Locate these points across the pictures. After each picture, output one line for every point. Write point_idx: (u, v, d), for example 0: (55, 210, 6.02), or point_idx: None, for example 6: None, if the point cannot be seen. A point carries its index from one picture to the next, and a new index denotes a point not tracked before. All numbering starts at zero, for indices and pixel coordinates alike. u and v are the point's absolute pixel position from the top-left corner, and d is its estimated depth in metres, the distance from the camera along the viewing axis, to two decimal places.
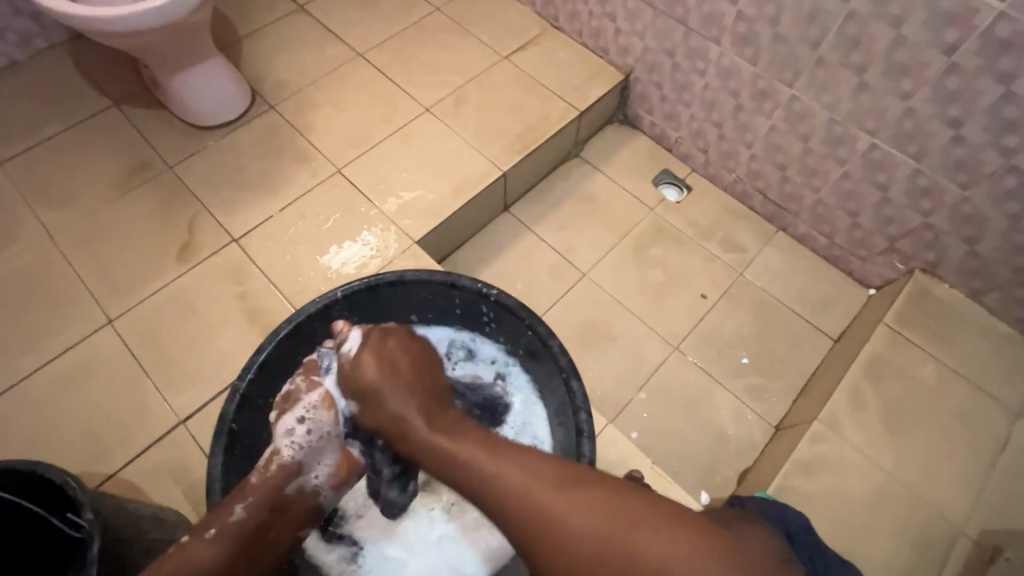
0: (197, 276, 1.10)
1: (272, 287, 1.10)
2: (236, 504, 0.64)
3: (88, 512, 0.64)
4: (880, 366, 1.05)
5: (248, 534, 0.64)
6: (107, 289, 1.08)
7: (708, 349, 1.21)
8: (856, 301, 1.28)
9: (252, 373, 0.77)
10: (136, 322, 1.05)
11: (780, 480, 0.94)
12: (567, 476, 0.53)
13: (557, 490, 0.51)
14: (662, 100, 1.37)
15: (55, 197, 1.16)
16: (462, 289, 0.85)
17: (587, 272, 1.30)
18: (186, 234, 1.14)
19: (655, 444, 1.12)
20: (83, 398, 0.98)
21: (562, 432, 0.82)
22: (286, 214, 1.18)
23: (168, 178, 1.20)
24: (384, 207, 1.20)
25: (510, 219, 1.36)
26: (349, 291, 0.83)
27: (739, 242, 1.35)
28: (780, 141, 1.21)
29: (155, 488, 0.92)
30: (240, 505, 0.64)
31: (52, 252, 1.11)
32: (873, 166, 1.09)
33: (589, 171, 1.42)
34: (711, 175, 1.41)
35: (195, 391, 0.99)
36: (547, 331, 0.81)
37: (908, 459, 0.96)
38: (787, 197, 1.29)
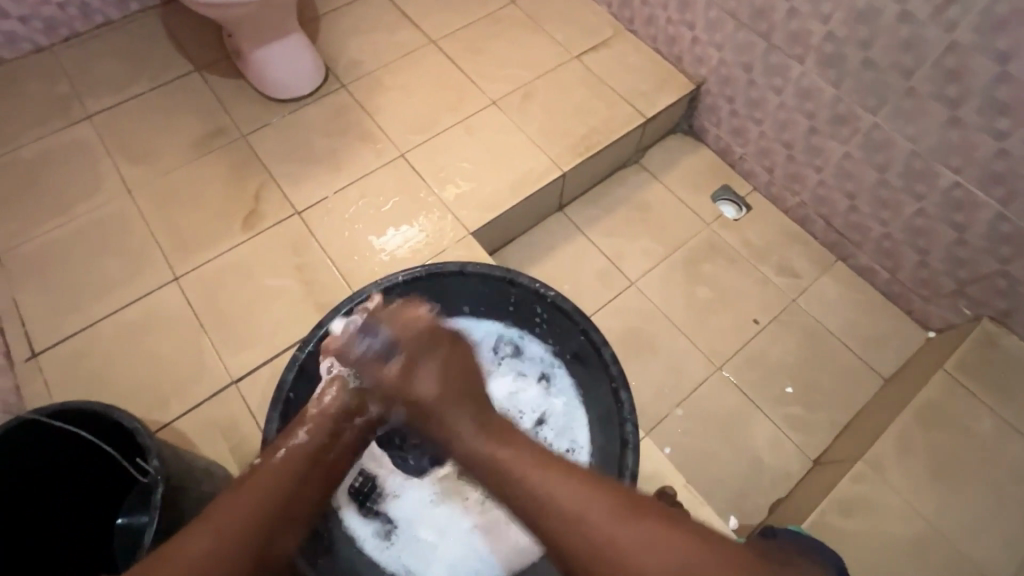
0: (259, 243, 1.14)
1: (328, 262, 1.13)
2: (299, 430, 0.68)
3: (155, 459, 0.68)
4: (935, 413, 1.01)
5: (312, 450, 0.66)
6: (176, 246, 1.13)
7: (750, 373, 1.19)
8: (913, 341, 1.23)
9: (313, 345, 0.81)
10: (200, 281, 1.10)
11: (815, 515, 0.92)
12: (624, 514, 0.53)
13: (619, 527, 0.52)
14: (731, 115, 1.34)
15: (136, 155, 1.22)
16: (519, 288, 0.86)
17: (635, 281, 1.29)
18: (253, 202, 1.18)
19: (686, 462, 1.11)
20: (145, 347, 1.03)
21: (604, 439, 0.82)
22: (347, 192, 1.20)
23: (240, 146, 1.24)
24: (442, 195, 1.21)
25: (562, 219, 1.35)
26: (410, 277, 0.86)
27: (795, 268, 1.31)
28: (853, 169, 1.17)
29: (203, 441, 0.96)
30: (302, 430, 0.69)
31: (128, 206, 1.16)
32: (952, 205, 1.05)
33: (647, 178, 1.41)
34: (773, 196, 1.37)
35: (248, 354, 1.03)
36: (601, 339, 0.81)
37: (955, 512, 0.92)
38: (852, 227, 1.25)
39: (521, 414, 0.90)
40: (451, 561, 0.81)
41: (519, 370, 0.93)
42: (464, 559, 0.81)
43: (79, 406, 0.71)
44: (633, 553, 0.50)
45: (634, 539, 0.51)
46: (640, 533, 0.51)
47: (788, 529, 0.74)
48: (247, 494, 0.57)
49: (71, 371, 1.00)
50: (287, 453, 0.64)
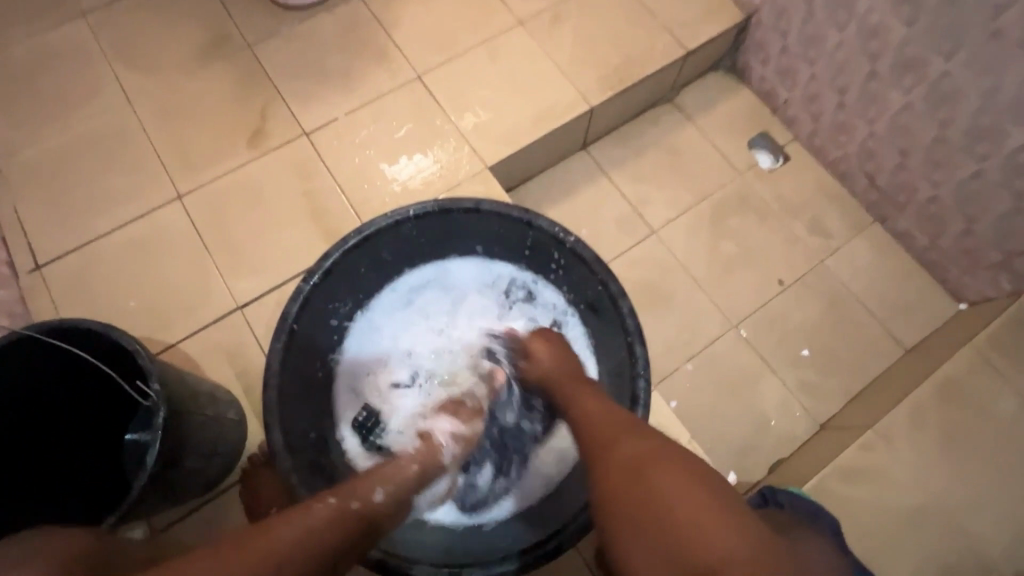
0: (264, 165, 1.08)
1: (336, 188, 1.08)
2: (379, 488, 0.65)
3: (156, 383, 0.66)
4: (955, 389, 0.97)
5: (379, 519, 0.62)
6: (180, 163, 1.08)
7: (767, 333, 1.16)
8: (940, 312, 1.18)
9: (318, 278, 0.75)
10: (204, 202, 1.05)
11: (817, 480, 0.91)
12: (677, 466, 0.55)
13: (669, 468, 0.55)
14: (782, 53, 1.21)
15: (135, 60, 1.14)
16: (537, 231, 0.80)
17: (656, 230, 1.23)
18: (259, 120, 1.11)
19: (691, 416, 1.10)
20: (149, 266, 1.01)
21: (613, 392, 0.79)
22: (359, 115, 1.13)
23: (246, 56, 1.15)
24: (459, 124, 1.13)
25: (586, 159, 1.27)
26: (422, 212, 0.79)
27: (828, 227, 1.24)
28: (910, 123, 1.07)
29: (208, 363, 0.95)
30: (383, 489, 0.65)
31: (130, 117, 1.10)
32: (1014, 171, 0.96)
33: (680, 120, 1.30)
34: (814, 148, 1.27)
35: (253, 279, 1.01)
36: (619, 291, 0.76)
37: (958, 487, 0.92)
38: (896, 187, 1.16)
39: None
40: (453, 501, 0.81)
41: (529, 318, 0.89)
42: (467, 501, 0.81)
43: (71, 324, 0.68)
44: (673, 487, 0.53)
45: (682, 482, 0.53)
46: (685, 480, 0.53)
47: (791, 493, 0.87)
48: (311, 540, 0.53)
49: (75, 285, 0.99)
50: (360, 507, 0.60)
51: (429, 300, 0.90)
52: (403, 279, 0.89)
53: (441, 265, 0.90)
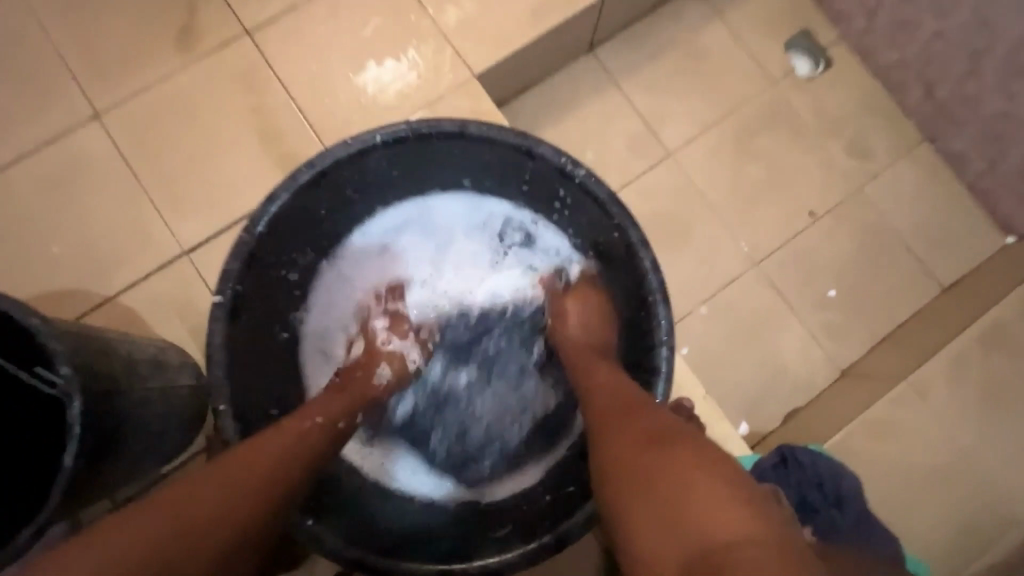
0: (200, 74, 0.88)
1: (291, 103, 0.88)
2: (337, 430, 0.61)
3: (65, 366, 0.52)
4: (1002, 337, 0.88)
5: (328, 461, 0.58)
6: (93, 70, 0.87)
7: (792, 271, 1.03)
8: (987, 246, 1.05)
9: (263, 227, 0.59)
10: (130, 122, 0.86)
11: (839, 437, 0.85)
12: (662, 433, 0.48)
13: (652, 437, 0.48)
14: None
15: None
16: (538, 162, 0.63)
17: (674, 152, 1.06)
18: (188, 13, 0.89)
19: (704, 364, 1.00)
20: (70, 202, 0.84)
21: (628, 357, 0.66)
22: (314, 7, 0.90)
23: None
24: (440, 18, 0.91)
25: (593, 64, 1.07)
26: (392, 138, 0.62)
27: (870, 147, 1.07)
28: (994, 16, 0.88)
29: (154, 319, 0.82)
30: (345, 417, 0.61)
31: (21, 8, 0.87)
32: None
33: (708, 14, 1.08)
34: (865, 50, 1.07)
35: (199, 218, 0.85)
36: (640, 239, 0.60)
37: (989, 440, 0.86)
38: (960, 100, 0.99)
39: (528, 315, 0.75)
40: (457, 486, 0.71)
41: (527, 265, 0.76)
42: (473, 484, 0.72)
43: None
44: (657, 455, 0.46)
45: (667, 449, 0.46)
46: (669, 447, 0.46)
47: (809, 452, 0.80)
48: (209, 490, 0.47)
49: None
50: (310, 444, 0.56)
51: (410, 244, 0.76)
52: (379, 218, 0.74)
53: (423, 202, 0.75)
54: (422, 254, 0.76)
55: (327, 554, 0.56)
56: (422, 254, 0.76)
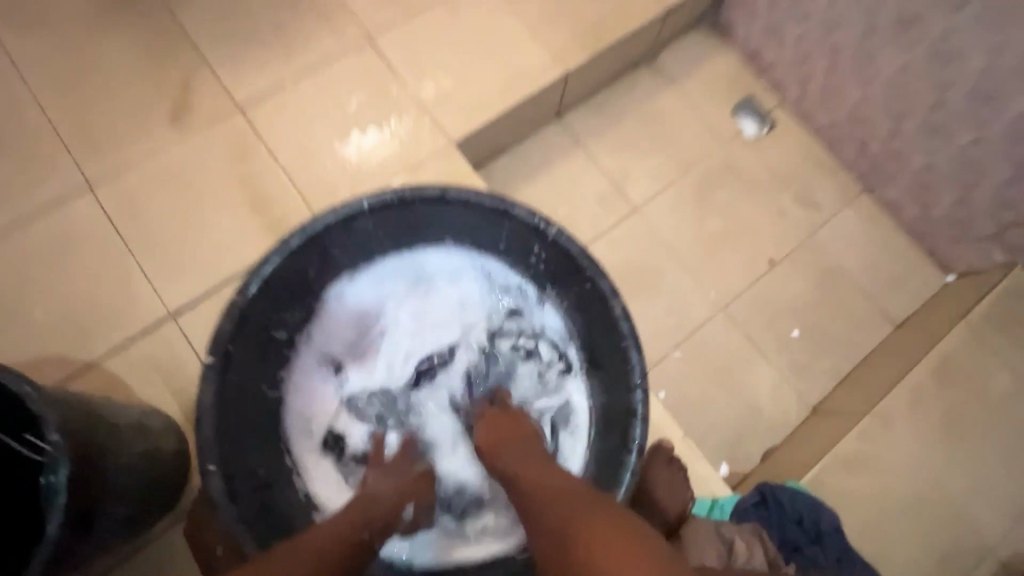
0: (190, 146, 0.93)
1: (280, 171, 0.93)
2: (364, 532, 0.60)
3: (54, 435, 0.53)
4: (950, 367, 0.94)
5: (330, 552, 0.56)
6: (86, 144, 0.91)
7: (757, 315, 1.10)
8: (930, 285, 1.13)
9: (255, 288, 0.62)
10: (121, 191, 0.90)
11: (816, 473, 0.87)
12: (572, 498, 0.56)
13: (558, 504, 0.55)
14: (771, 9, 1.12)
15: (21, 20, 0.95)
16: (514, 222, 0.69)
17: (639, 207, 1.14)
18: (181, 92, 0.95)
19: (681, 406, 1.04)
20: (55, 270, 0.85)
21: (609, 402, 0.69)
22: (302, 84, 0.97)
23: (161, 16, 0.97)
24: (419, 93, 0.99)
25: (561, 129, 1.16)
26: (378, 202, 0.67)
27: (817, 199, 1.17)
28: (908, 85, 1.00)
29: (137, 383, 0.82)
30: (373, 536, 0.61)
31: (18, 88, 0.92)
32: (1018, 135, 0.90)
33: (662, 85, 1.20)
34: (802, 113, 1.20)
35: (186, 280, 0.87)
36: (611, 289, 0.65)
37: (954, 470, 0.89)
38: (888, 155, 1.10)
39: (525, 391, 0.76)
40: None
41: (517, 346, 0.78)
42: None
43: None
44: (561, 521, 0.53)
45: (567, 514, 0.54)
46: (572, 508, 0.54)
47: (787, 489, 0.83)
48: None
49: None
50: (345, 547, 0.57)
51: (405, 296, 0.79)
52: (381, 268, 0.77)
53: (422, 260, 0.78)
54: (416, 309, 0.79)
55: None
56: (417, 309, 0.79)
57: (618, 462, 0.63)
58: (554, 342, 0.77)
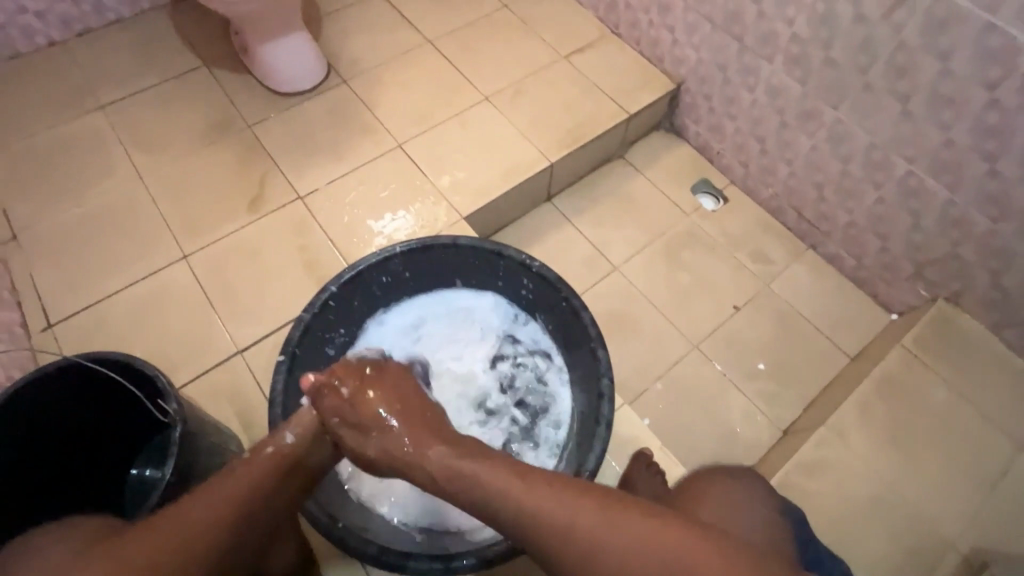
0: (262, 225, 1.21)
1: (330, 242, 1.20)
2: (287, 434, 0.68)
3: (174, 403, 0.73)
4: (891, 384, 1.09)
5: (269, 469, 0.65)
6: (185, 226, 1.19)
7: (726, 351, 1.27)
8: (877, 323, 1.31)
9: (315, 309, 0.85)
10: (208, 259, 1.16)
11: (781, 475, 0.99)
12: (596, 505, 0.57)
13: (585, 514, 0.56)
14: (709, 112, 1.43)
15: (146, 143, 1.29)
16: (507, 259, 0.92)
17: (618, 266, 1.37)
18: (257, 187, 1.25)
19: (665, 431, 1.18)
20: (154, 319, 1.09)
21: (585, 397, 0.86)
22: (348, 179, 1.28)
23: (247, 136, 1.31)
24: (438, 183, 1.29)
25: (551, 208, 1.44)
26: (407, 248, 0.91)
27: (769, 255, 1.40)
28: (819, 161, 1.26)
29: (211, 405, 1.02)
30: (289, 434, 0.68)
31: (140, 190, 1.23)
32: (908, 192, 1.13)
33: (631, 172, 1.49)
34: (748, 188, 1.46)
35: (253, 325, 1.10)
36: (581, 304, 0.86)
37: (907, 473, 1.01)
38: (820, 217, 1.34)
39: (521, 391, 0.94)
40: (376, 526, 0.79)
41: (513, 357, 0.97)
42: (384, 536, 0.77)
43: (101, 357, 0.74)
44: (600, 540, 0.55)
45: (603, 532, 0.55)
46: (605, 521, 0.56)
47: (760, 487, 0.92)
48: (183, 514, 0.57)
49: (85, 341, 1.06)
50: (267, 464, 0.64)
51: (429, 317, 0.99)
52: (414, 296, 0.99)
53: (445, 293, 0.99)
54: (439, 326, 0.99)
55: (351, 555, 0.70)
56: (440, 327, 0.99)
57: (591, 436, 0.79)
58: (546, 355, 0.96)
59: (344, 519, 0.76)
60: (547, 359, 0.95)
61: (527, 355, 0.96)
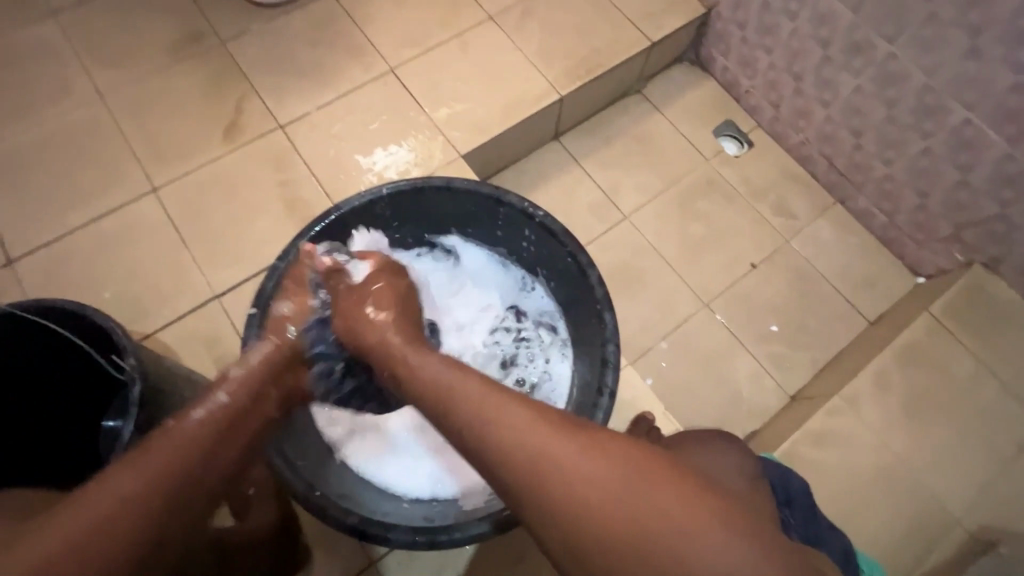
0: (238, 157, 1.09)
1: (314, 180, 1.09)
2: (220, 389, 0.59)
3: (132, 359, 0.66)
4: (913, 354, 1.02)
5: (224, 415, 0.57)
6: (153, 156, 1.08)
7: (737, 311, 1.20)
8: (901, 286, 1.23)
9: (292, 257, 0.76)
10: (179, 193, 1.06)
11: (788, 444, 0.95)
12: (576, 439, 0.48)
13: (557, 441, 0.47)
14: (741, 43, 1.27)
15: (106, 58, 1.14)
16: (507, 207, 0.81)
17: (629, 215, 1.27)
18: (233, 114, 1.12)
19: (668, 393, 1.13)
20: (123, 258, 1.01)
21: (588, 362, 0.79)
22: (334, 108, 1.14)
23: (220, 53, 1.17)
24: (434, 115, 1.15)
25: (558, 148, 1.31)
26: (395, 191, 0.81)
27: (792, 209, 1.29)
28: (862, 104, 1.12)
29: (187, 353, 0.95)
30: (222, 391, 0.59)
31: (101, 113, 1.10)
32: (959, 144, 1.01)
33: (649, 110, 1.35)
34: (776, 133, 1.33)
35: (231, 269, 1.01)
36: (588, 261, 0.77)
37: (921, 447, 0.96)
38: (854, 168, 1.22)
39: (519, 368, 0.87)
40: (359, 494, 0.75)
41: (518, 330, 0.90)
42: (368, 504, 0.73)
43: (50, 306, 0.67)
44: (569, 473, 0.45)
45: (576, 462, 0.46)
46: (582, 450, 0.46)
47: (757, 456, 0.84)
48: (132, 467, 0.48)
49: (49, 280, 0.98)
50: (200, 426, 0.54)
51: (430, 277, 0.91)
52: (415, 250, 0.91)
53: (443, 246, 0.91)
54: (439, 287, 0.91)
55: (329, 524, 0.65)
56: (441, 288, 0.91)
57: (593, 406, 0.72)
58: (549, 323, 0.88)
59: (324, 486, 0.71)
60: (550, 330, 0.88)
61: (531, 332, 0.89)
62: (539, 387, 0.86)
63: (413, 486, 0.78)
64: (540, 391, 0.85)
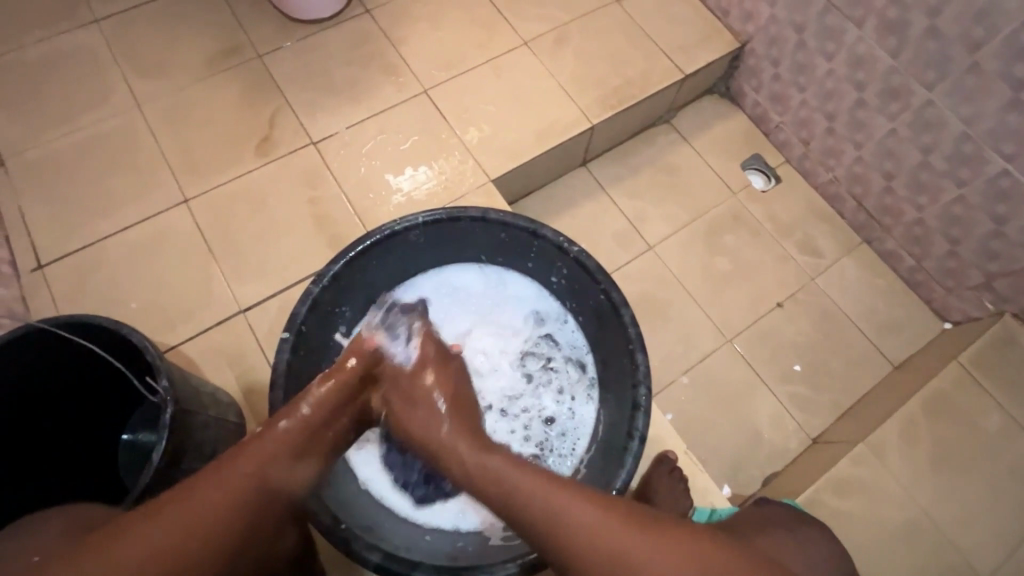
0: (269, 172, 1.10)
1: (343, 198, 1.09)
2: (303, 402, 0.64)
3: (164, 381, 0.66)
4: (942, 403, 1.00)
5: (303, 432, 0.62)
6: (186, 167, 1.09)
7: (760, 348, 1.19)
8: (928, 331, 1.21)
9: (325, 282, 0.76)
10: (209, 206, 1.06)
11: (812, 492, 0.93)
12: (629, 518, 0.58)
13: (627, 534, 0.56)
14: (774, 79, 1.27)
15: (145, 68, 1.16)
16: (542, 240, 0.81)
17: (654, 246, 1.26)
18: (267, 129, 1.13)
19: (687, 428, 1.12)
20: (151, 269, 1.01)
21: (616, 400, 0.79)
22: (367, 127, 1.15)
23: (256, 68, 1.18)
24: (465, 138, 1.16)
25: (586, 175, 1.31)
26: (430, 219, 0.80)
27: (818, 247, 1.28)
28: (895, 148, 1.12)
29: (210, 368, 0.95)
30: (306, 403, 0.64)
31: (138, 123, 1.11)
32: (996, 195, 1.00)
33: (677, 140, 1.35)
34: (805, 170, 1.32)
35: (257, 284, 1.01)
36: (621, 300, 0.77)
37: (950, 502, 0.94)
38: (884, 209, 1.21)
39: (546, 398, 0.87)
40: (380, 522, 0.74)
41: (547, 358, 0.89)
42: (389, 532, 0.73)
43: (84, 321, 0.67)
44: (647, 556, 0.55)
45: (629, 538, 0.56)
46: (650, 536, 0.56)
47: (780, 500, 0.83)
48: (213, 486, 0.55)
49: (78, 286, 0.99)
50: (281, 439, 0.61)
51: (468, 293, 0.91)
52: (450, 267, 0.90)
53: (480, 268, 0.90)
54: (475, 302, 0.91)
55: (350, 552, 0.65)
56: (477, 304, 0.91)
57: (622, 449, 0.72)
58: (579, 358, 0.87)
59: (346, 514, 0.71)
60: (581, 366, 0.87)
61: (563, 364, 0.88)
62: (564, 421, 0.85)
63: (438, 518, 0.78)
64: (566, 426, 0.85)
